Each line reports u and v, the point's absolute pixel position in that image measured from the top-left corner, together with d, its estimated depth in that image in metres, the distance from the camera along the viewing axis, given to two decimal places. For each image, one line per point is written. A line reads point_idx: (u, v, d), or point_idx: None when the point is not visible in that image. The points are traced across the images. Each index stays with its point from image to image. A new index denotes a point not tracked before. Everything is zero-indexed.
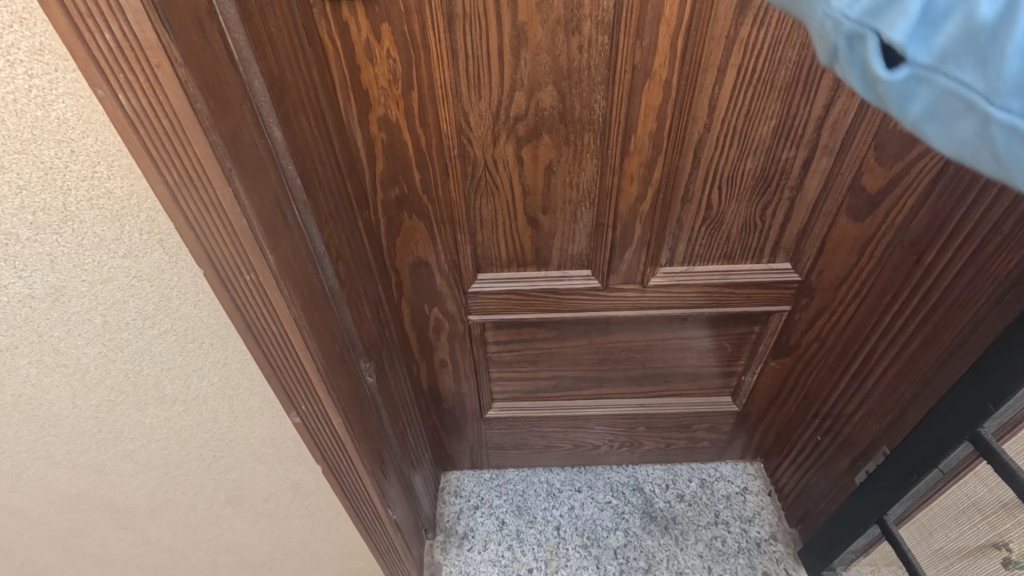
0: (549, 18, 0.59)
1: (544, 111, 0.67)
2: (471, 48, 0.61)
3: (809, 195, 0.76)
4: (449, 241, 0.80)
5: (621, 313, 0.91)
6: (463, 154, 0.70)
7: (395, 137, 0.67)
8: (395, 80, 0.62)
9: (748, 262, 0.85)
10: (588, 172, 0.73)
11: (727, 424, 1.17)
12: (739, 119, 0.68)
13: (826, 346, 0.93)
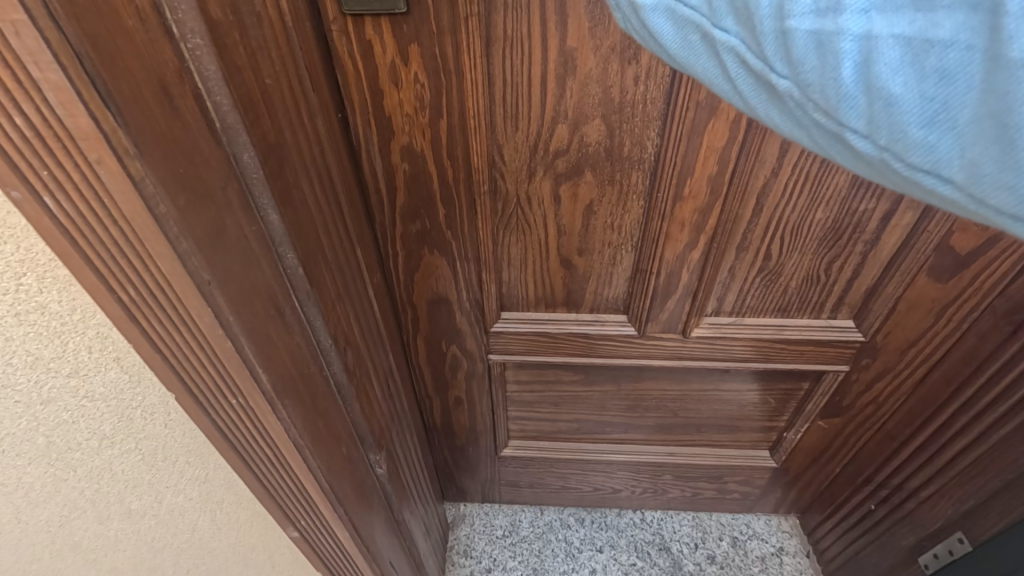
0: (603, 44, 0.51)
1: (588, 145, 0.59)
2: (510, 75, 0.53)
3: (885, 251, 0.67)
4: (472, 278, 0.72)
5: (657, 362, 0.83)
6: (493, 190, 0.63)
7: (419, 168, 0.60)
8: (422, 108, 0.55)
9: (805, 317, 0.76)
10: (632, 214, 0.65)
11: (761, 479, 1.08)
12: (813, 165, 0.59)
13: (888, 412, 0.84)
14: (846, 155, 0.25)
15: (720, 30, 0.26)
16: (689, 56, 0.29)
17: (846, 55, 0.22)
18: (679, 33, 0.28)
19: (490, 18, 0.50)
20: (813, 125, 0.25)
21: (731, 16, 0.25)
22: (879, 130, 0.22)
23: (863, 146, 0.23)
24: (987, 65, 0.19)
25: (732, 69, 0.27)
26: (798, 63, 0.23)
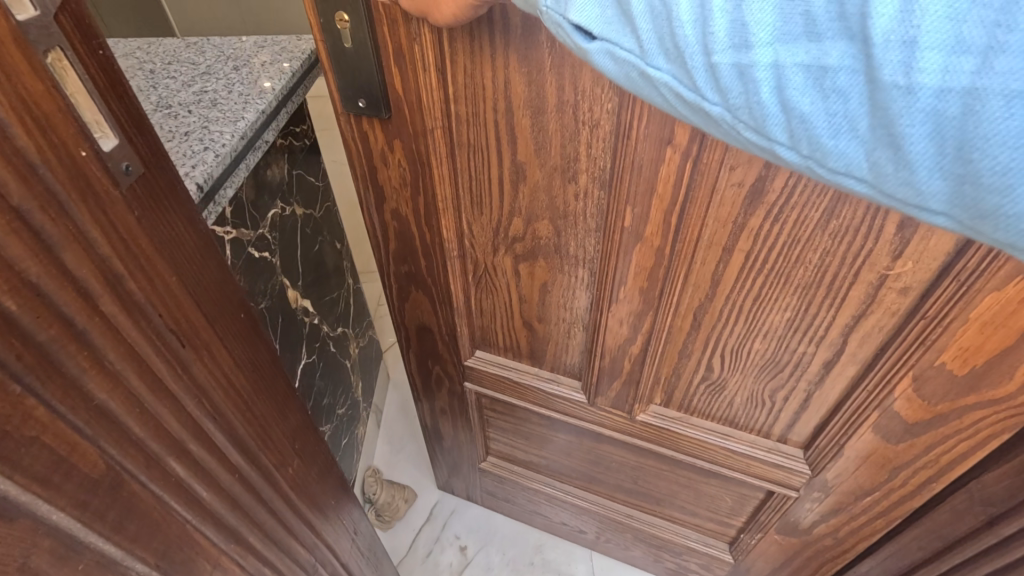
0: (547, 163, 0.58)
1: (540, 238, 0.66)
2: (474, 171, 0.63)
3: (831, 395, 0.65)
4: (448, 319, 0.83)
5: (609, 431, 0.88)
6: (465, 254, 0.73)
7: (405, 227, 0.73)
8: (404, 184, 0.67)
9: (752, 432, 0.76)
10: (581, 301, 0.71)
11: (721, 570, 1.06)
12: (747, 301, 0.61)
13: (851, 549, 0.82)
14: (779, 160, 0.32)
15: (658, 68, 0.33)
16: (639, 85, 0.36)
17: (762, 82, 0.29)
18: (622, 71, 0.36)
19: (454, 129, 0.60)
20: (747, 138, 0.32)
21: (663, 56, 0.32)
22: (800, 142, 0.29)
23: (791, 152, 0.30)
24: (871, 84, 0.26)
25: (672, 97, 0.34)
26: (726, 90, 0.30)
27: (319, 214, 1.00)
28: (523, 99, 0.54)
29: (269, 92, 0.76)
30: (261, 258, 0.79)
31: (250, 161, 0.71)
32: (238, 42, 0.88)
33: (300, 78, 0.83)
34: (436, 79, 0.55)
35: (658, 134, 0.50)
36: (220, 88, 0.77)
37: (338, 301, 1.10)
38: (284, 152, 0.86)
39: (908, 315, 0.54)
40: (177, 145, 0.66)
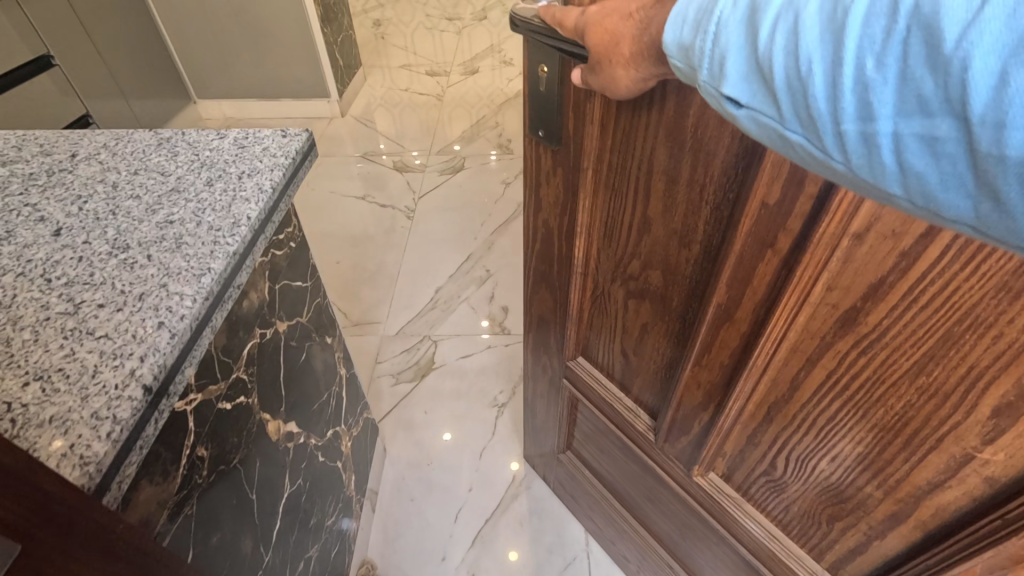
0: (669, 225, 0.62)
1: (651, 285, 0.70)
2: (611, 214, 0.69)
3: (892, 549, 0.61)
4: (562, 323, 0.91)
5: (670, 480, 0.88)
6: (587, 274, 0.79)
7: (549, 238, 0.82)
8: (557, 204, 0.75)
9: (801, 547, 0.72)
10: (672, 347, 0.74)
11: None
12: (821, 416, 0.59)
13: None
14: (895, 208, 0.29)
15: (788, 130, 0.31)
16: (771, 144, 0.33)
17: (881, 147, 0.26)
18: (764, 135, 0.33)
19: (601, 172, 0.66)
20: (862, 188, 0.30)
21: (796, 122, 0.30)
22: (917, 195, 0.27)
23: (904, 202, 0.28)
24: (971, 155, 0.24)
25: (801, 156, 0.32)
26: (847, 151, 0.28)
27: (302, 322, 0.76)
28: (660, 166, 0.59)
29: (239, 224, 0.55)
30: (235, 407, 0.57)
31: (207, 338, 0.48)
32: (214, 141, 0.68)
33: (282, 194, 0.63)
34: (597, 131, 0.63)
35: (762, 234, 0.52)
36: (188, 214, 0.56)
37: (326, 404, 0.86)
38: (263, 271, 0.65)
39: (987, 506, 0.49)
40: (118, 323, 0.44)
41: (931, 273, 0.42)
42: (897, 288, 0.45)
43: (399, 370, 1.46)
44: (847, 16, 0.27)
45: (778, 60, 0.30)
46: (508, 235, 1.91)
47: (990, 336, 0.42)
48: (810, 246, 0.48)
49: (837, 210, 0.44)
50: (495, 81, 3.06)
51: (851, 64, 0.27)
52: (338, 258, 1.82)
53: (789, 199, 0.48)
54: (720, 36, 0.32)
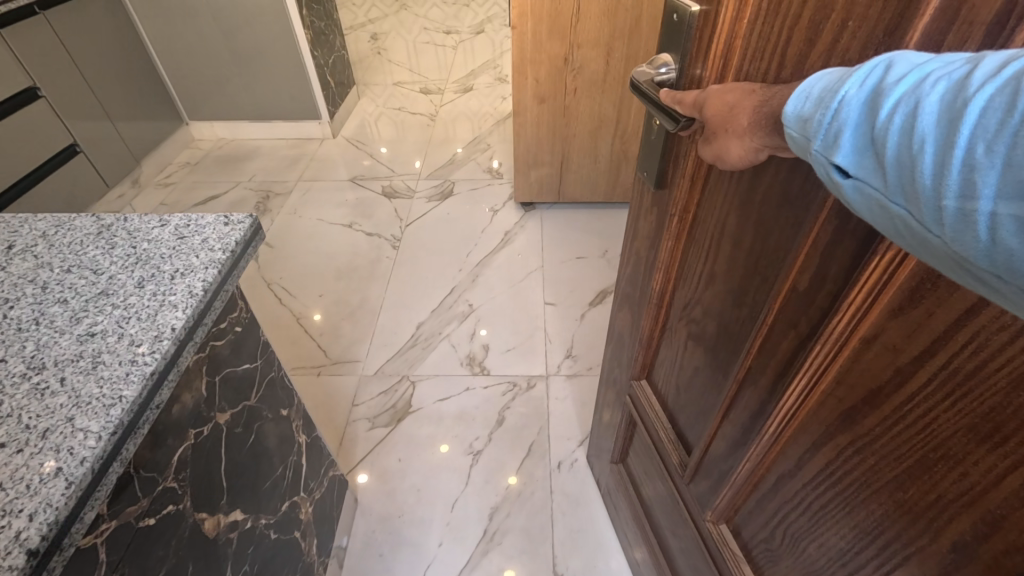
0: (727, 286, 0.60)
1: (706, 333, 0.68)
2: (689, 259, 0.68)
3: None
4: (634, 354, 0.89)
5: (687, 528, 0.84)
6: (660, 304, 0.77)
7: (637, 272, 0.81)
8: (648, 240, 0.74)
9: None
10: (710, 397, 0.71)
11: None
12: (815, 501, 0.52)
13: None
14: (996, 298, 0.25)
15: (892, 203, 0.27)
16: (874, 217, 0.30)
17: (978, 225, 0.23)
18: (869, 206, 0.29)
19: (686, 220, 0.65)
20: (958, 271, 0.26)
21: (902, 195, 0.27)
22: (1005, 270, 0.23)
23: (997, 281, 0.24)
24: None
25: (899, 230, 0.28)
26: (943, 228, 0.25)
27: (250, 405, 0.75)
28: (730, 233, 0.57)
29: (161, 339, 0.53)
30: (160, 520, 0.56)
31: (118, 469, 0.48)
32: (154, 230, 0.67)
33: (215, 293, 0.61)
34: (688, 185, 0.62)
35: (791, 315, 0.50)
36: (111, 326, 0.55)
37: (280, 478, 0.84)
38: (201, 368, 0.63)
39: None
40: (19, 466, 0.43)
41: (917, 396, 0.38)
42: (890, 400, 0.41)
43: (376, 413, 1.44)
44: (966, 105, 0.24)
45: (891, 138, 0.27)
46: (494, 268, 1.88)
47: (956, 474, 0.37)
48: (820, 335, 0.45)
49: (849, 308, 0.42)
50: (488, 101, 3.03)
51: (961, 146, 0.24)
52: (321, 292, 1.81)
53: (814, 289, 0.46)
54: (842, 110, 0.30)
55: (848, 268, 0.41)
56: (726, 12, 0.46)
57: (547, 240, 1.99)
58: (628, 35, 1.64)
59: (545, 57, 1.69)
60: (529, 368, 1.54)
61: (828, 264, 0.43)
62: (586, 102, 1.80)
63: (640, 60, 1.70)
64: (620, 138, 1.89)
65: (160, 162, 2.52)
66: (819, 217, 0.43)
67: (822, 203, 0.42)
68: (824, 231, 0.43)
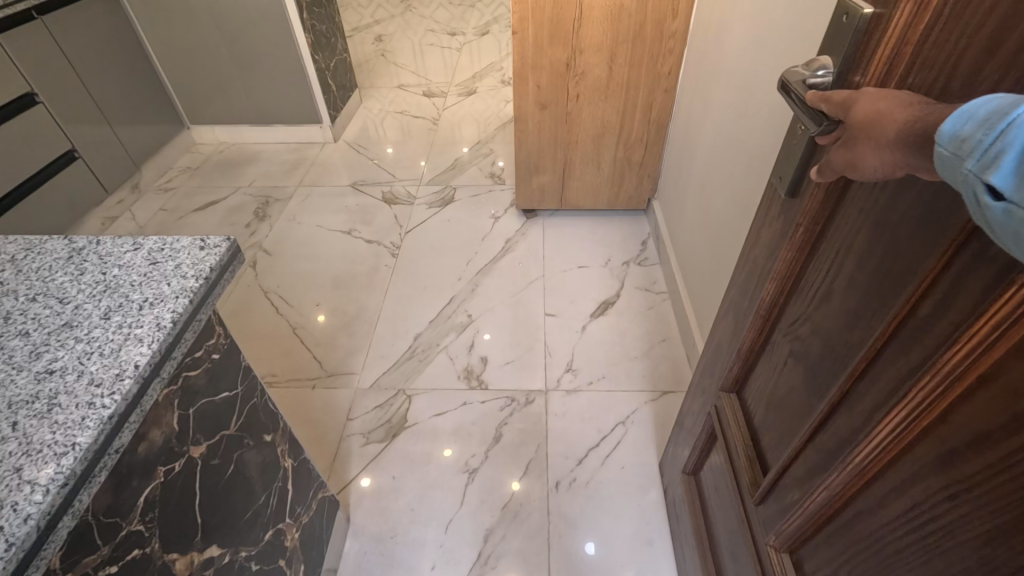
0: (835, 306, 0.55)
1: (807, 353, 0.61)
2: (805, 274, 0.61)
3: None
4: (727, 367, 0.83)
5: (747, 553, 0.80)
6: (768, 318, 0.70)
7: (748, 282, 0.74)
8: (767, 249, 0.66)
9: None
10: (790, 419, 0.66)
11: None
12: (891, 546, 0.48)
13: None
14: None
15: None
16: (1020, 244, 0.28)
17: None
18: (1015, 231, 0.28)
19: (817, 232, 0.57)
20: None
21: None
22: None
23: None
24: None
25: None
26: None
27: (229, 435, 0.72)
28: (858, 251, 0.50)
29: (122, 378, 0.50)
30: (123, 568, 0.54)
31: (68, 523, 0.45)
32: (126, 254, 0.64)
33: (186, 324, 0.58)
34: (822, 195, 0.54)
35: (901, 344, 0.45)
36: (69, 362, 0.52)
37: (262, 506, 0.81)
38: (169, 404, 0.60)
39: None
40: None
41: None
42: (997, 447, 0.36)
43: (370, 428, 1.41)
44: None
45: None
46: (494, 276, 1.85)
47: None
48: (929, 366, 0.42)
49: (966, 342, 0.38)
50: (491, 104, 2.99)
51: None
52: (319, 301, 1.78)
53: (933, 318, 0.41)
54: (1010, 130, 0.29)
55: (976, 300, 0.37)
56: (900, 15, 0.41)
57: (548, 248, 1.95)
58: (631, 40, 1.60)
59: (546, 62, 1.65)
60: (527, 383, 1.50)
61: (954, 294, 0.39)
62: (589, 108, 1.76)
63: (642, 66, 1.65)
64: (623, 145, 1.85)
65: (160, 167, 2.51)
66: (956, 241, 0.39)
67: (962, 225, 0.38)
68: (960, 257, 0.39)
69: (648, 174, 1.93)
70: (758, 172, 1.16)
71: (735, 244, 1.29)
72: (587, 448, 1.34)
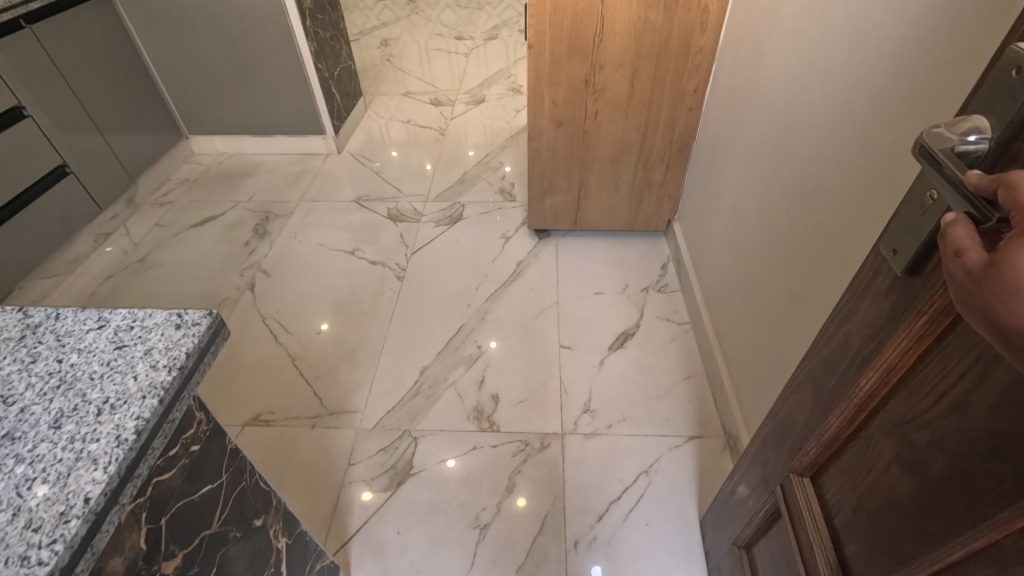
0: (970, 426, 0.45)
1: (919, 466, 0.51)
2: (924, 370, 0.51)
3: None
4: (800, 447, 0.72)
5: None
6: (862, 408, 0.60)
7: (837, 360, 0.63)
8: (872, 329, 0.57)
9: None
10: (890, 536, 0.56)
11: None
12: None
13: None
14: None
15: None
16: None
17: None
18: None
19: (946, 327, 0.48)
20: None
21: None
22: None
23: None
24: None
25: None
26: None
27: (210, 534, 0.62)
28: (1009, 369, 0.41)
29: (66, 520, 0.41)
30: None
31: None
32: (89, 335, 0.54)
33: (155, 431, 0.48)
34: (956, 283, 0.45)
35: None
36: (5, 493, 0.43)
37: None
38: (136, 521, 0.50)
39: None
40: None
41: None
42: None
43: (373, 474, 1.31)
44: None
45: None
46: (506, 303, 1.75)
47: None
48: None
49: None
50: (501, 114, 2.88)
51: None
52: (319, 328, 1.68)
53: None
54: None
55: None
56: None
57: (562, 272, 1.85)
58: (655, 57, 1.49)
59: (564, 78, 1.55)
60: (542, 424, 1.40)
61: None
62: (608, 126, 1.65)
63: (667, 82, 1.54)
64: (643, 165, 1.74)
65: (158, 179, 2.42)
66: None
67: None
68: None
69: (669, 194, 1.83)
70: (800, 207, 1.06)
71: (769, 283, 1.18)
72: (608, 502, 1.24)
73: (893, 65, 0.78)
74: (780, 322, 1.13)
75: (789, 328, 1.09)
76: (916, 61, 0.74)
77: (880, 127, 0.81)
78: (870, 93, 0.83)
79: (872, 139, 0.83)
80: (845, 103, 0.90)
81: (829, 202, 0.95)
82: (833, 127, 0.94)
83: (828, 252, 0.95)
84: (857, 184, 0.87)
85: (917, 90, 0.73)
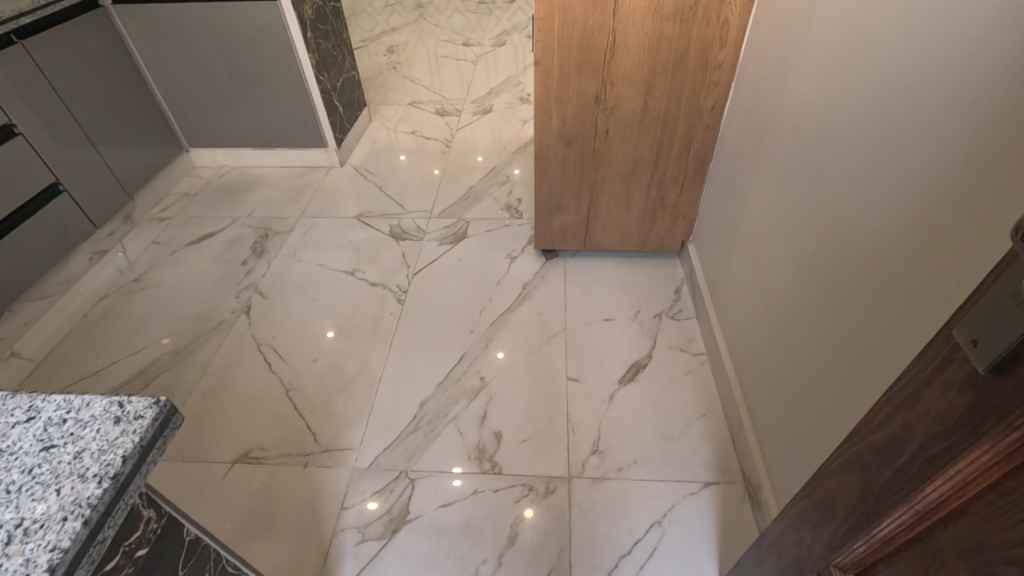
0: None
1: None
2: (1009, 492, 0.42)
3: None
4: (843, 541, 0.63)
5: None
6: (926, 516, 0.51)
7: (891, 454, 0.54)
8: (938, 429, 0.48)
9: None
10: None
11: None
12: None
13: None
14: None
15: None
16: None
17: None
18: None
19: None
20: None
21: None
22: None
23: None
24: None
25: None
26: None
27: None
28: None
29: None
30: None
31: None
32: (15, 431, 0.47)
33: (77, 560, 0.41)
34: None
35: None
36: None
37: None
38: None
39: None
40: None
41: None
42: None
43: (367, 521, 1.23)
44: None
45: None
46: (511, 329, 1.66)
47: None
48: None
49: None
50: (509, 123, 2.80)
51: None
52: (316, 355, 1.62)
53: None
54: None
55: None
56: None
57: (571, 296, 1.77)
58: (671, 71, 1.39)
59: (573, 95, 1.46)
60: (548, 466, 1.31)
61: None
62: (620, 145, 1.56)
63: (684, 98, 1.44)
64: (656, 184, 1.65)
65: (158, 194, 2.37)
66: None
67: None
68: None
69: (684, 215, 1.73)
70: (829, 245, 0.96)
71: (795, 323, 1.09)
72: (618, 556, 1.15)
73: (942, 99, 0.69)
74: (807, 368, 1.04)
75: (819, 376, 0.99)
76: (977, 94, 0.64)
77: (928, 165, 0.72)
78: (914, 127, 0.74)
79: (919, 178, 0.74)
80: (882, 136, 0.81)
81: (863, 244, 0.86)
82: (871, 160, 0.84)
83: (863, 300, 0.85)
84: (899, 227, 0.77)
85: (974, 129, 0.64)
